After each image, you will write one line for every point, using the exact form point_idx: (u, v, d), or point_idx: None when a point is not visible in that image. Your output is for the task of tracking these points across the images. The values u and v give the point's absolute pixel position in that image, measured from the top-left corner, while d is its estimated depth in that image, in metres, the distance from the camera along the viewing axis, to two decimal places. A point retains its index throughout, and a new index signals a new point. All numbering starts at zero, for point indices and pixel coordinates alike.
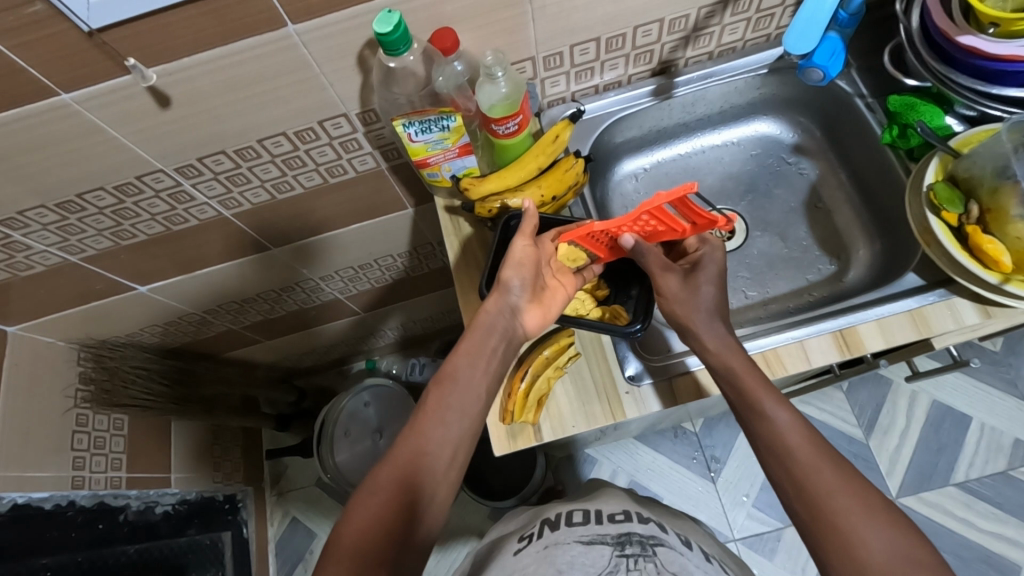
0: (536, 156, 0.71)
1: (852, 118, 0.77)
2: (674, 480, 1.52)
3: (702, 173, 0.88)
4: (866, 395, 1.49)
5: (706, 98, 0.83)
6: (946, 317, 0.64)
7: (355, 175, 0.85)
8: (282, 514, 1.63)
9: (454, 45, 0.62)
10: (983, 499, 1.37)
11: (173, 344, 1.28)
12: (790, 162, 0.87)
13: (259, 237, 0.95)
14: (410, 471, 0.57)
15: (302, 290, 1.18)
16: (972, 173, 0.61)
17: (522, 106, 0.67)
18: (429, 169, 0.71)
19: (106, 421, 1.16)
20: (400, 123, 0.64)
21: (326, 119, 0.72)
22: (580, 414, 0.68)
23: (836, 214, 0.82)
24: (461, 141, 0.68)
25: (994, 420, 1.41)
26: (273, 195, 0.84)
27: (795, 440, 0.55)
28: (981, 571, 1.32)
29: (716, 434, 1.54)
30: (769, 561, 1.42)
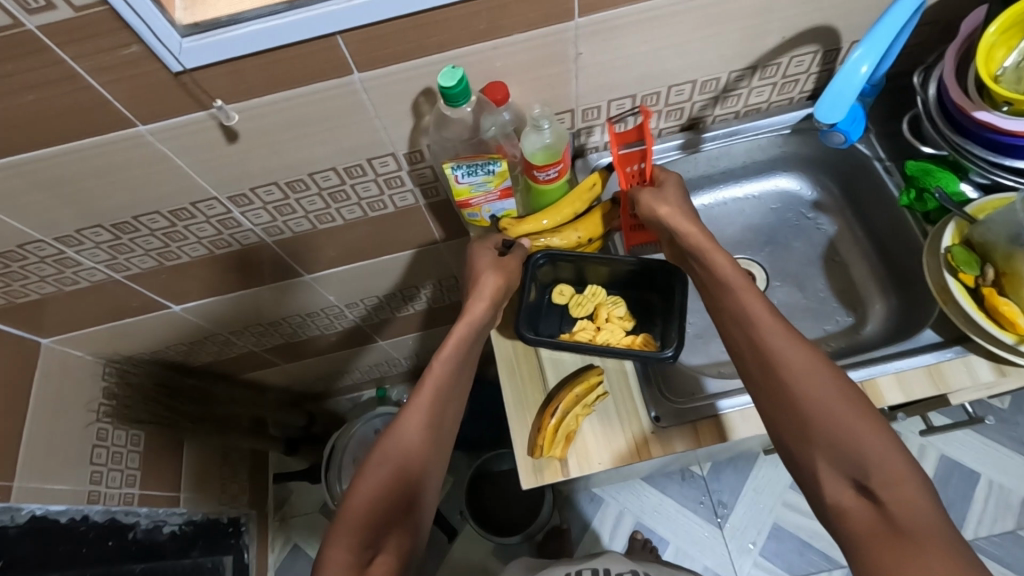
0: (572, 202, 0.75)
1: (870, 180, 0.81)
2: (680, 524, 1.52)
3: (724, 223, 0.91)
4: None
5: (731, 154, 0.87)
6: (964, 375, 0.66)
7: (393, 210, 0.89)
8: (284, 541, 1.62)
9: (505, 97, 0.66)
10: (989, 557, 1.39)
11: (197, 363, 1.31)
12: (809, 217, 0.91)
13: (294, 264, 0.99)
14: (410, 450, 0.64)
15: (326, 315, 1.21)
16: (987, 238, 0.65)
17: (563, 154, 0.71)
18: (470, 210, 0.75)
19: (125, 436, 1.17)
20: (449, 166, 0.69)
21: (374, 157, 0.77)
22: (608, 451, 0.70)
23: (852, 269, 0.86)
24: (504, 184, 0.72)
25: (1004, 478, 1.44)
26: (315, 225, 0.88)
27: (756, 312, 0.62)
28: None
29: (724, 480, 1.54)
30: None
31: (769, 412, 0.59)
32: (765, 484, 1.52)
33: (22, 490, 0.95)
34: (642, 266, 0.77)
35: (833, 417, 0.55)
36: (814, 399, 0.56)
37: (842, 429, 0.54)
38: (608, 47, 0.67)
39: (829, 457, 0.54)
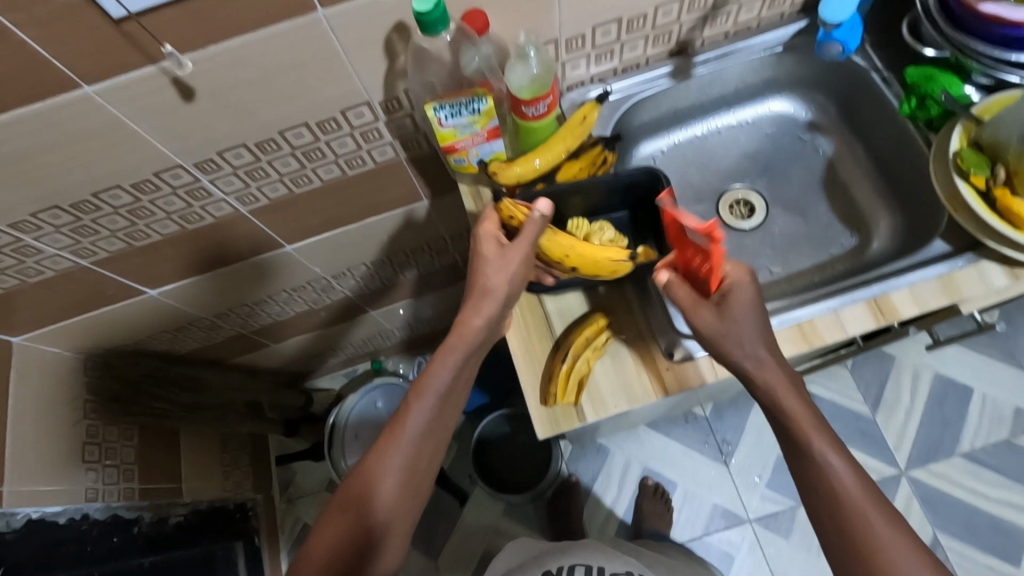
0: (564, 138, 0.71)
1: (868, 91, 0.78)
2: (687, 465, 1.53)
3: (719, 153, 0.88)
4: (871, 372, 1.54)
5: (723, 78, 0.83)
6: (976, 281, 0.65)
7: (373, 166, 0.84)
8: (293, 521, 1.62)
9: (485, 26, 0.62)
10: (987, 468, 1.44)
11: (182, 350, 1.28)
12: (805, 139, 0.87)
13: (274, 236, 0.94)
14: (381, 485, 0.65)
15: (313, 289, 1.16)
16: (997, 139, 0.63)
17: (553, 88, 0.67)
18: (456, 155, 0.71)
19: (117, 431, 1.14)
20: (431, 107, 0.64)
21: (348, 108, 0.71)
22: (624, 395, 0.68)
23: (853, 188, 0.83)
24: (491, 124, 0.67)
25: (996, 391, 1.48)
26: (292, 189, 0.83)
27: (845, 487, 0.58)
28: (991, 538, 1.39)
29: (727, 419, 1.56)
30: (786, 539, 1.45)
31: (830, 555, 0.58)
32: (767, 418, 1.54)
33: (14, 494, 0.91)
34: (633, 189, 0.73)
35: None
36: (888, 552, 0.55)
37: None
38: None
39: None
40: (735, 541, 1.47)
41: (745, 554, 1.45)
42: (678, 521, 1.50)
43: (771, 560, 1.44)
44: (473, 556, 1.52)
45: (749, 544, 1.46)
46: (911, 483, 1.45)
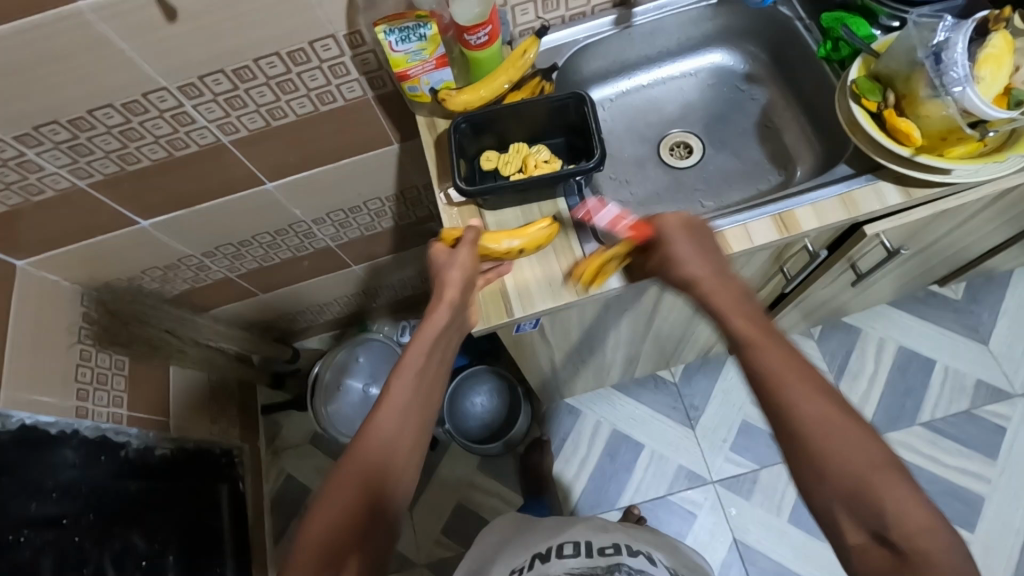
0: (506, 70, 0.86)
1: (794, 40, 0.92)
2: (655, 428, 1.60)
3: (663, 102, 1.03)
4: (836, 343, 1.60)
5: (662, 30, 0.97)
6: (873, 198, 0.78)
7: (343, 103, 0.92)
8: (278, 470, 1.69)
9: None
10: (948, 437, 1.48)
11: (173, 291, 1.37)
12: (743, 89, 1.01)
13: (256, 173, 1.02)
14: (375, 460, 0.69)
15: (296, 234, 1.25)
16: (890, 70, 0.78)
17: (491, 18, 0.81)
18: (409, 83, 0.84)
19: (108, 359, 1.22)
20: (383, 31, 0.77)
21: (316, 39, 0.80)
22: (548, 294, 0.84)
23: (784, 133, 0.96)
24: (437, 51, 0.81)
25: (958, 363, 1.54)
26: (268, 121, 0.91)
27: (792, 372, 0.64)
28: (948, 503, 1.42)
29: (695, 385, 1.63)
30: (747, 500, 1.52)
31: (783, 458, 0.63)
32: (733, 384, 1.62)
33: (10, 399, 1.00)
34: (565, 111, 0.87)
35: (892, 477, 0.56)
36: (851, 429, 0.59)
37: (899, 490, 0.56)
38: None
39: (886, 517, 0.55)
40: (698, 501, 1.53)
41: (707, 514, 1.51)
42: (644, 480, 1.56)
43: (732, 519, 1.50)
44: (446, 508, 1.59)
45: (711, 504, 1.52)
46: None
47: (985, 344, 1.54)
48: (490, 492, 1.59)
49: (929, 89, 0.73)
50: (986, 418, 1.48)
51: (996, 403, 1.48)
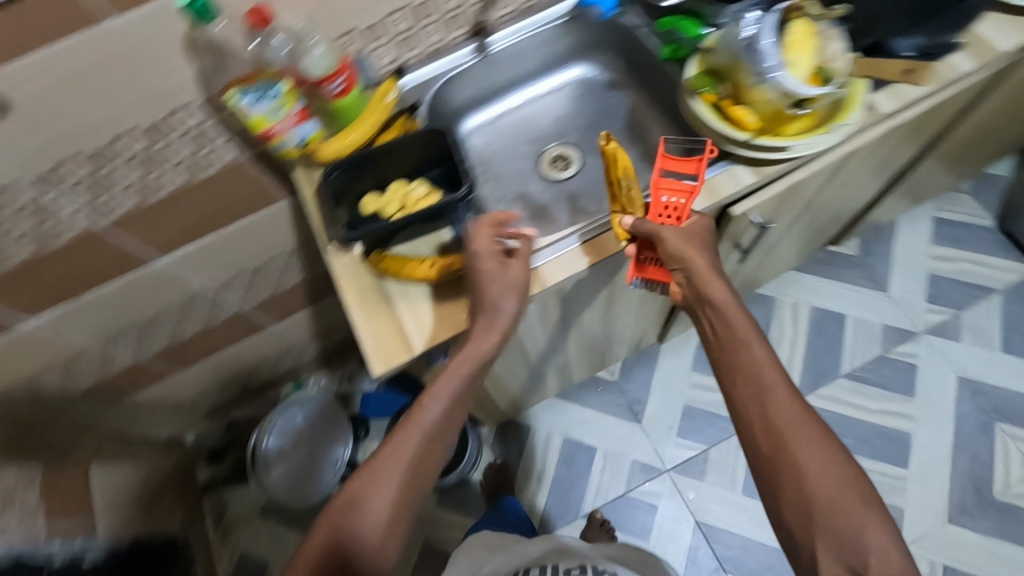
0: (371, 114, 0.88)
1: (637, 46, 0.99)
2: (605, 428, 1.74)
3: (538, 117, 1.08)
4: (758, 315, 1.80)
5: (526, 49, 1.03)
6: (731, 182, 0.82)
7: (218, 168, 0.98)
8: (230, 551, 1.63)
9: (264, 19, 0.76)
10: (871, 384, 1.70)
11: (80, 389, 1.30)
12: (609, 95, 1.07)
13: (139, 247, 1.06)
14: (363, 511, 0.72)
15: (202, 304, 1.29)
16: (720, 63, 0.82)
17: (344, 67, 0.83)
18: (276, 139, 0.83)
19: (13, 475, 1.10)
20: (236, 94, 0.78)
21: (175, 109, 0.86)
22: (445, 325, 0.82)
23: (650, 131, 1.02)
24: (296, 105, 0.82)
25: (866, 314, 1.77)
26: (191, 175, 0.97)
27: (771, 374, 0.74)
28: (879, 443, 1.64)
29: (634, 380, 1.79)
30: (702, 481, 1.66)
31: (774, 483, 0.70)
32: (671, 372, 1.78)
33: None
34: (432, 146, 0.87)
35: (828, 491, 0.67)
36: (805, 447, 0.69)
37: (849, 514, 0.65)
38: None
39: (824, 532, 0.65)
40: (656, 491, 1.66)
41: (667, 501, 1.65)
42: (602, 481, 1.69)
43: (691, 502, 1.64)
44: (415, 547, 1.64)
45: (670, 491, 1.66)
46: None
47: (885, 291, 1.79)
48: (453, 525, 1.66)
49: (753, 78, 0.76)
50: (898, 359, 1.72)
51: (904, 343, 1.73)
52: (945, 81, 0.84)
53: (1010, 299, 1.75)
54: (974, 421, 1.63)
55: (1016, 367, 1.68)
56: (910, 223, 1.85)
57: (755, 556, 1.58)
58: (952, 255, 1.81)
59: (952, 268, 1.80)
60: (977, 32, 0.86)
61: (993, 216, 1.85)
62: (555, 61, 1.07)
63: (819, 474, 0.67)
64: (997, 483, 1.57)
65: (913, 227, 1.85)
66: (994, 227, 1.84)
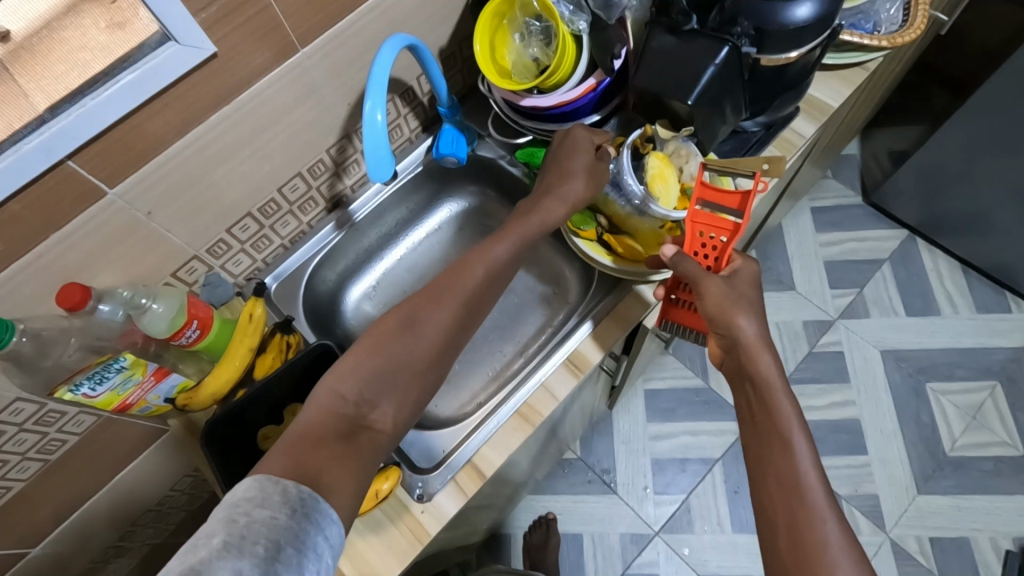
0: (240, 343, 0.77)
1: (502, 174, 0.97)
2: (583, 510, 1.68)
3: (424, 265, 1.02)
4: (689, 347, 1.83)
5: (391, 206, 0.97)
6: (636, 304, 0.86)
7: (76, 438, 0.84)
8: None
9: (83, 295, 0.64)
10: (810, 381, 1.76)
11: None
12: (489, 224, 1.03)
13: (3, 549, 0.88)
14: (376, 363, 0.67)
15: (106, 561, 1.10)
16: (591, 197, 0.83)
17: (192, 310, 0.72)
18: (135, 407, 0.73)
19: None
20: (67, 389, 0.66)
21: (3, 409, 0.72)
22: (392, 559, 0.74)
23: None
24: (149, 367, 0.71)
25: (784, 316, 1.84)
26: (45, 458, 0.82)
27: (810, 482, 0.65)
28: (836, 437, 1.69)
29: (597, 450, 1.75)
30: (692, 532, 1.63)
31: None
32: (629, 430, 1.76)
33: None
34: (320, 362, 0.79)
35: None
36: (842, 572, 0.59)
37: None
38: (91, 195, 0.63)
39: None
40: (653, 559, 1.61)
41: (666, 566, 1.61)
42: (598, 567, 1.62)
43: (688, 558, 1.61)
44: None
45: (665, 554, 1.62)
46: None
47: (793, 289, 1.88)
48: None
49: (628, 210, 0.80)
50: (826, 351, 1.79)
51: (826, 334, 1.81)
52: (795, 148, 0.90)
53: (898, 264, 1.89)
54: (906, 388, 1.73)
55: (924, 326, 1.80)
56: (792, 219, 1.97)
57: None
58: (837, 238, 1.93)
59: (841, 250, 1.92)
60: (810, 95, 0.93)
61: (859, 193, 2.00)
62: (424, 204, 1.02)
63: None
64: (944, 441, 1.66)
65: (796, 222, 1.96)
66: (862, 202, 1.98)
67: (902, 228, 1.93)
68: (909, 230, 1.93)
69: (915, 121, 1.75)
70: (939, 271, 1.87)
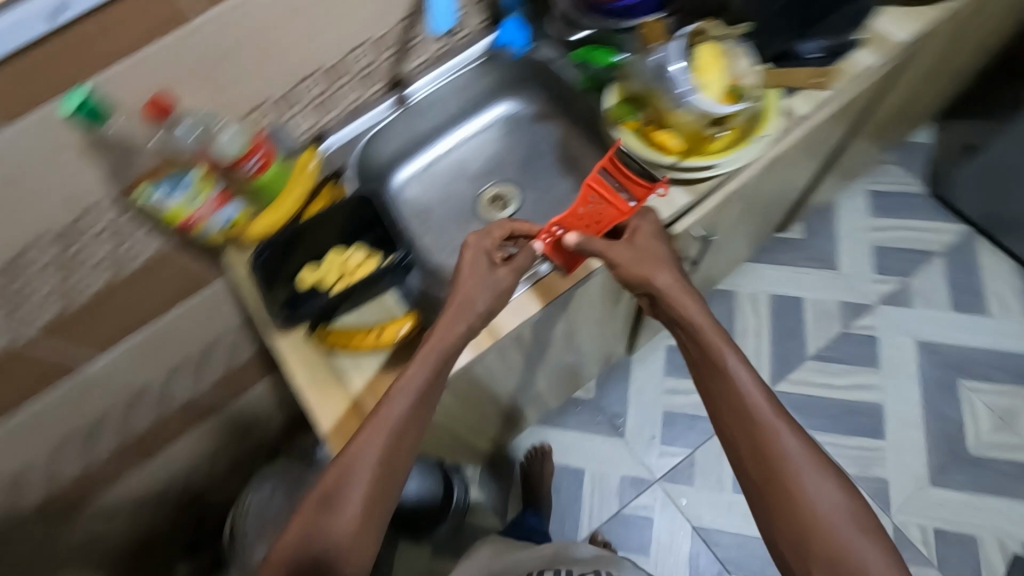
0: (295, 186, 0.87)
1: (556, 77, 0.99)
2: (588, 448, 1.73)
3: (469, 159, 1.07)
4: (718, 310, 1.83)
5: (445, 96, 1.02)
6: (667, 205, 0.86)
7: (143, 259, 0.93)
8: None
9: (167, 105, 0.74)
10: (836, 361, 1.73)
11: (26, 507, 1.24)
12: (537, 128, 1.07)
13: (69, 353, 0.99)
14: (329, 497, 0.73)
15: (151, 396, 1.22)
16: (637, 91, 0.87)
17: (260, 145, 0.81)
18: (196, 227, 0.81)
19: None
20: (149, 188, 0.77)
21: (86, 210, 0.81)
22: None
23: (582, 159, 1.02)
24: (215, 190, 0.80)
25: (821, 294, 1.81)
26: (115, 271, 0.92)
27: (756, 398, 0.81)
28: (854, 418, 1.67)
29: (610, 395, 1.78)
30: (692, 486, 1.65)
31: (770, 509, 0.77)
32: (644, 381, 1.78)
33: None
34: (363, 212, 0.87)
35: (821, 521, 0.74)
36: (796, 473, 0.76)
37: (838, 541, 0.72)
38: (180, 16, 0.69)
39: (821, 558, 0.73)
40: (649, 504, 1.65)
41: (661, 513, 1.64)
42: (594, 504, 1.67)
43: (685, 509, 1.63)
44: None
45: (662, 501, 1.65)
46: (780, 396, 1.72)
47: (835, 269, 1.84)
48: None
49: (668, 102, 0.82)
50: (859, 333, 1.76)
51: (862, 317, 1.77)
52: (850, 79, 0.88)
53: (951, 259, 1.82)
54: (936, 382, 1.68)
55: (967, 323, 1.74)
56: (846, 200, 1.92)
57: (753, 551, 1.58)
58: (890, 225, 1.87)
59: (892, 237, 1.86)
60: (872, 28, 0.92)
61: (922, 182, 1.92)
62: (479, 101, 1.07)
63: (816, 501, 0.74)
64: (968, 439, 1.62)
65: (849, 204, 1.91)
66: (924, 192, 1.91)
67: (963, 222, 1.85)
68: (970, 225, 1.85)
69: (996, 108, 1.67)
70: (996, 271, 1.79)
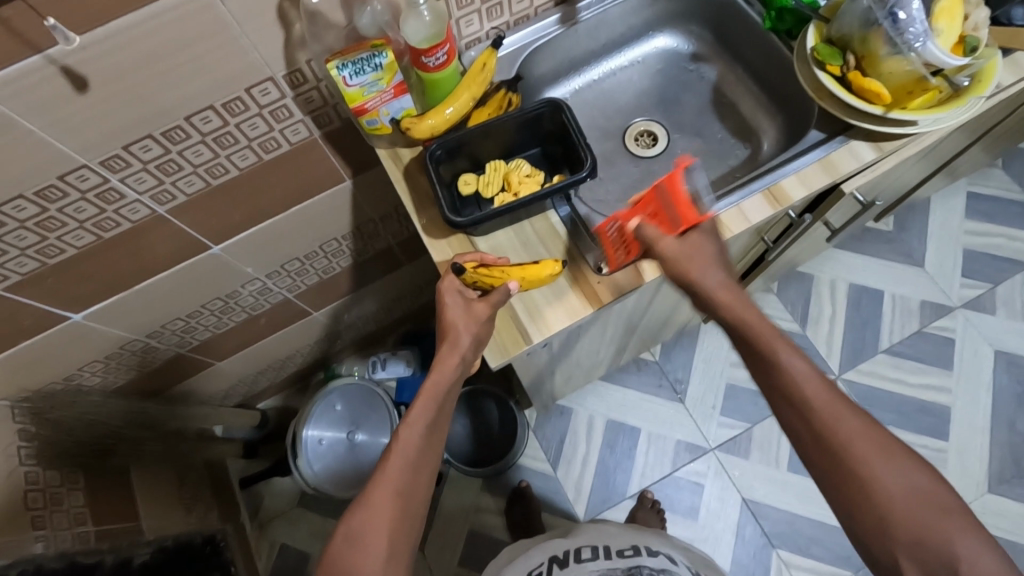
0: (467, 86, 0.82)
1: (735, 15, 0.97)
2: (646, 407, 1.73)
3: (616, 92, 1.05)
4: (795, 292, 1.80)
5: (607, 21, 0.99)
6: (850, 158, 0.84)
7: (288, 147, 0.91)
8: (269, 543, 1.64)
9: None
10: (910, 358, 1.71)
11: (117, 383, 1.29)
12: (691, 69, 1.06)
13: (197, 236, 0.99)
14: (355, 536, 0.67)
15: (250, 293, 1.23)
16: (844, 33, 0.83)
17: (446, 36, 0.77)
18: (368, 115, 0.79)
19: (60, 476, 1.10)
20: (335, 66, 0.73)
21: (253, 85, 0.79)
22: (563, 312, 0.84)
23: (739, 105, 1.02)
24: (394, 79, 0.77)
25: (902, 290, 1.78)
26: (260, 155, 0.90)
27: (813, 388, 0.70)
28: (919, 418, 1.66)
29: (674, 360, 1.77)
30: (747, 459, 1.66)
31: (850, 510, 0.67)
32: (711, 351, 1.77)
33: None
34: (539, 121, 0.85)
35: (911, 515, 0.64)
36: (873, 462, 0.66)
37: (933, 537, 0.63)
38: None
39: (913, 556, 0.63)
40: (702, 471, 1.66)
41: (713, 481, 1.65)
42: (647, 463, 1.68)
43: (736, 480, 1.65)
44: (459, 537, 1.65)
45: (715, 471, 1.66)
46: (848, 383, 1.71)
47: (920, 266, 1.80)
48: (498, 512, 1.66)
49: (889, 48, 0.78)
50: (936, 333, 1.73)
51: (941, 318, 1.74)
52: None
53: None
54: (1010, 393, 1.66)
55: None
56: (943, 198, 1.86)
57: (802, 529, 1.59)
58: (985, 229, 1.82)
59: (986, 241, 1.81)
60: None
61: None
62: (638, 32, 1.05)
63: (898, 494, 0.65)
64: None
65: (946, 202, 1.86)
66: None
67: None
68: None
69: None
70: None
